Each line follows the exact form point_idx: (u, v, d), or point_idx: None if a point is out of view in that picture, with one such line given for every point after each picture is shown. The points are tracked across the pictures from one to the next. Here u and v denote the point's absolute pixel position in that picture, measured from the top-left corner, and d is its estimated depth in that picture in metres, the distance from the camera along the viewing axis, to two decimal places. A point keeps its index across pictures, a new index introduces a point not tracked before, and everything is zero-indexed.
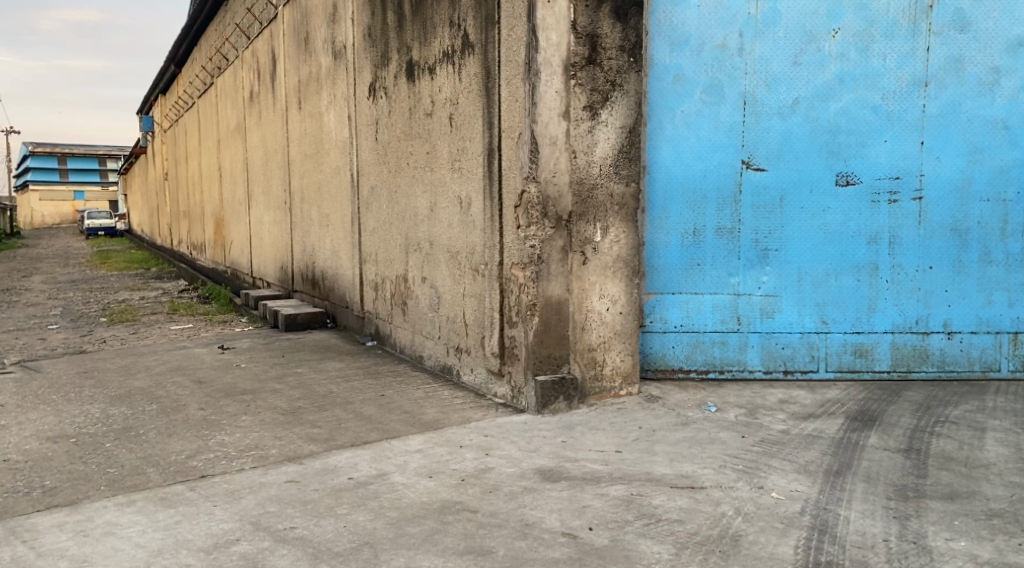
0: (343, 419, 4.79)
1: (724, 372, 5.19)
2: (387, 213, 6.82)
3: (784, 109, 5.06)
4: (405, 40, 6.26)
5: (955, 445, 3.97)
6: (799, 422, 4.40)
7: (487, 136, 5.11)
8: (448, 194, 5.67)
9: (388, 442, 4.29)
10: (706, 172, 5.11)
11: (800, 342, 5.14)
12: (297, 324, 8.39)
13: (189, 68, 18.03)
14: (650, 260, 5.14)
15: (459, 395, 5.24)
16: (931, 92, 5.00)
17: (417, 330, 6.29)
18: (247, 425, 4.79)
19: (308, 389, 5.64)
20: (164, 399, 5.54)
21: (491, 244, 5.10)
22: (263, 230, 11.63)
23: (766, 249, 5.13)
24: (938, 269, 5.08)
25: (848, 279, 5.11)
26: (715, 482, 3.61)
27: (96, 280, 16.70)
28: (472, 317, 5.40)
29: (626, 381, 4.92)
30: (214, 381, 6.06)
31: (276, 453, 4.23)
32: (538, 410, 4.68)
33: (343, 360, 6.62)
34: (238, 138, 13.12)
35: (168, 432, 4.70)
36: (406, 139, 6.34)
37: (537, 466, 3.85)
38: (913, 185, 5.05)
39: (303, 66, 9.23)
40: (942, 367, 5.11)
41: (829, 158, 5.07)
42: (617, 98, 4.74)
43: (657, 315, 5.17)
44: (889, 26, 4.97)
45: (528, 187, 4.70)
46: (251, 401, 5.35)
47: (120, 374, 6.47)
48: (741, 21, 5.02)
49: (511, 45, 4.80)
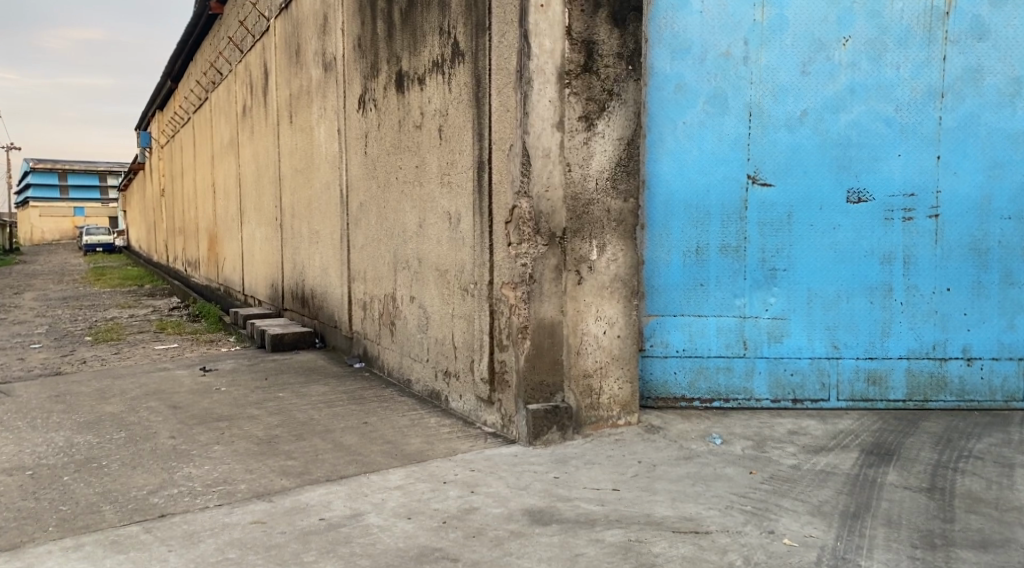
0: (320, 450, 4.47)
1: (729, 401, 4.87)
2: (376, 230, 6.53)
3: (793, 121, 4.77)
4: (395, 50, 6.00)
5: (983, 485, 3.64)
6: (810, 455, 4.07)
7: (477, 148, 4.82)
8: (438, 210, 5.38)
9: (366, 477, 3.97)
10: (709, 187, 4.82)
11: (809, 368, 4.83)
12: (284, 344, 8.07)
13: (184, 84, 17.85)
14: (650, 280, 4.84)
15: (447, 424, 4.91)
16: (947, 103, 4.72)
17: (406, 352, 5.97)
18: (219, 456, 4.47)
19: (287, 415, 5.32)
20: (134, 426, 5.22)
21: (481, 263, 4.80)
22: (255, 248, 11.30)
23: (773, 269, 4.83)
24: (956, 291, 4.78)
25: (860, 301, 4.81)
26: (721, 525, 3.29)
27: (87, 297, 16.41)
28: (461, 339, 5.09)
29: (625, 410, 4.60)
30: (190, 406, 5.74)
31: (245, 489, 3.91)
32: (530, 442, 4.36)
33: (328, 383, 6.30)
34: (231, 154, 12.88)
35: (132, 463, 4.38)
36: (396, 152, 6.05)
37: (526, 506, 3.53)
38: (929, 202, 4.76)
39: (294, 79, 8.97)
40: (961, 397, 4.79)
41: (839, 173, 4.78)
42: (615, 108, 4.47)
43: (657, 339, 4.86)
44: (902, 34, 4.70)
45: (519, 202, 4.41)
46: (226, 430, 5.03)
47: (93, 397, 6.16)
48: (746, 28, 4.74)
49: (502, 52, 4.52)
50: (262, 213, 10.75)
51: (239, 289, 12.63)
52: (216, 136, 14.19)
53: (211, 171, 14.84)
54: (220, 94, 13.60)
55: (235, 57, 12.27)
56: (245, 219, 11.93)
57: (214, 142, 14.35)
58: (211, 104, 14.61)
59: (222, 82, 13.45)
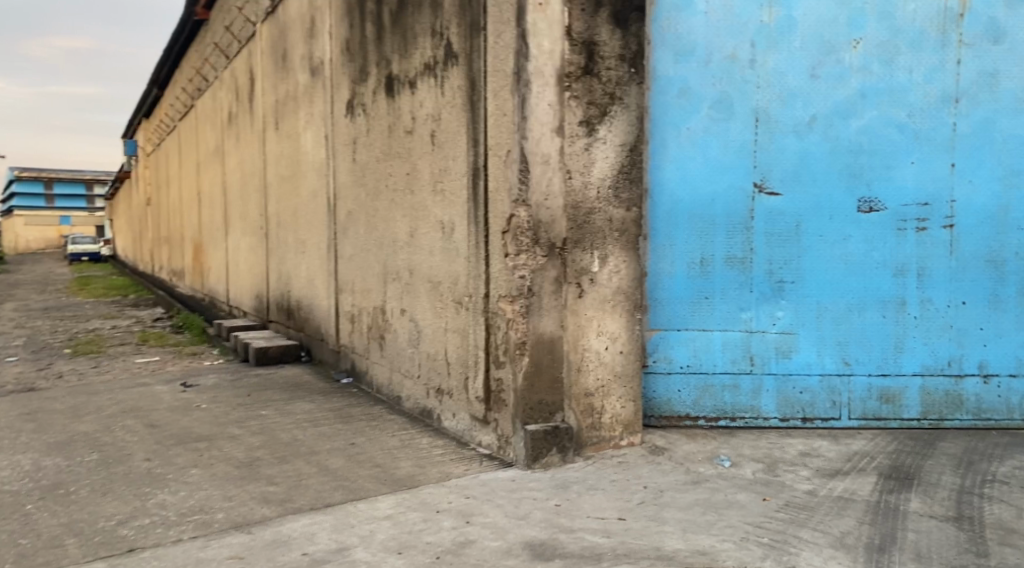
0: (304, 475, 4.20)
1: (735, 420, 4.64)
2: (365, 240, 6.28)
3: (801, 127, 4.56)
4: (384, 52, 5.77)
5: (1013, 513, 3.43)
6: (826, 480, 3.84)
7: (472, 154, 4.58)
8: (430, 219, 5.13)
9: (354, 506, 3.72)
10: (715, 195, 4.60)
11: (819, 386, 4.61)
12: (268, 357, 7.79)
13: (170, 91, 17.58)
14: (652, 292, 4.61)
15: (440, 445, 4.65)
16: (962, 109, 4.53)
17: (396, 367, 5.72)
18: (196, 481, 4.19)
19: (270, 435, 5.04)
20: (107, 447, 4.93)
21: (476, 274, 4.55)
22: (241, 257, 11.00)
23: (781, 282, 4.61)
24: (972, 305, 4.57)
25: (872, 316, 4.59)
26: (738, 560, 3.07)
27: (68, 308, 16.07)
28: (455, 355, 4.84)
29: (628, 430, 4.36)
30: (168, 425, 5.45)
31: (223, 519, 3.65)
32: (529, 465, 4.10)
33: (314, 400, 6.02)
34: (216, 162, 12.61)
35: (103, 489, 4.11)
36: (386, 159, 5.81)
37: (526, 539, 3.29)
38: (943, 212, 4.56)
39: (280, 84, 8.72)
40: (978, 416, 4.58)
41: (849, 181, 4.57)
42: (617, 113, 4.25)
43: (661, 354, 4.63)
44: (915, 36, 4.51)
45: (517, 211, 4.16)
46: (205, 451, 4.75)
47: (65, 416, 5.86)
48: (753, 30, 4.53)
49: (497, 54, 4.28)
50: (247, 221, 10.48)
51: (224, 300, 12.33)
52: (201, 143, 13.90)
53: (196, 179, 14.55)
54: (206, 101, 13.32)
55: (221, 63, 12.01)
56: (231, 228, 11.64)
57: (200, 150, 14.07)
58: (197, 110, 14.33)
59: (208, 88, 13.18)
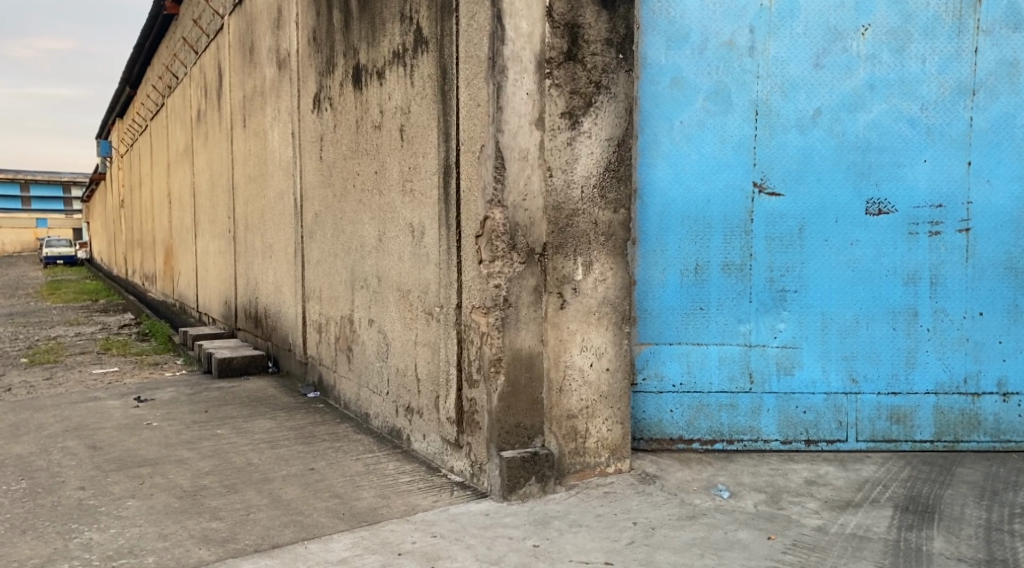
0: (253, 508, 3.74)
1: (733, 443, 4.23)
2: (332, 243, 5.83)
3: (804, 121, 4.17)
4: (352, 41, 5.32)
5: None
6: (836, 514, 3.43)
7: (444, 150, 4.14)
8: (399, 222, 4.69)
9: (304, 547, 3.27)
10: (710, 196, 4.19)
11: (824, 405, 4.21)
12: (232, 368, 7.33)
13: (142, 90, 17.04)
14: (642, 302, 4.19)
15: (407, 470, 4.21)
16: (979, 103, 4.15)
17: (363, 382, 5.28)
18: (130, 514, 3.73)
19: (223, 459, 4.58)
20: (39, 473, 4.44)
21: (448, 283, 4.11)
22: (210, 262, 10.46)
23: (783, 290, 4.20)
24: (990, 316, 4.19)
25: (881, 328, 4.20)
26: None
27: (32, 313, 15.46)
28: (425, 370, 4.40)
29: (615, 455, 3.94)
30: (111, 447, 4.96)
31: (152, 564, 3.19)
32: (504, 497, 3.66)
33: (275, 418, 5.56)
34: (186, 163, 12.09)
35: (24, 525, 3.63)
36: (353, 157, 5.36)
37: None
38: (958, 214, 4.17)
39: (247, 80, 8.25)
40: (996, 437, 4.20)
41: (857, 180, 4.17)
42: (603, 103, 3.84)
43: (651, 370, 4.21)
44: (928, 23, 4.12)
45: (491, 213, 3.72)
46: (146, 478, 4.28)
47: (0, 436, 5.34)
48: (752, 15, 4.14)
49: (471, 37, 3.83)
50: (216, 225, 9.98)
51: (194, 306, 11.81)
52: (171, 142, 13.37)
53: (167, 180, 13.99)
54: (176, 99, 12.80)
55: (190, 59, 11.50)
56: (200, 231, 11.10)
57: (170, 150, 13.53)
58: (167, 109, 13.79)
59: (178, 86, 12.67)
